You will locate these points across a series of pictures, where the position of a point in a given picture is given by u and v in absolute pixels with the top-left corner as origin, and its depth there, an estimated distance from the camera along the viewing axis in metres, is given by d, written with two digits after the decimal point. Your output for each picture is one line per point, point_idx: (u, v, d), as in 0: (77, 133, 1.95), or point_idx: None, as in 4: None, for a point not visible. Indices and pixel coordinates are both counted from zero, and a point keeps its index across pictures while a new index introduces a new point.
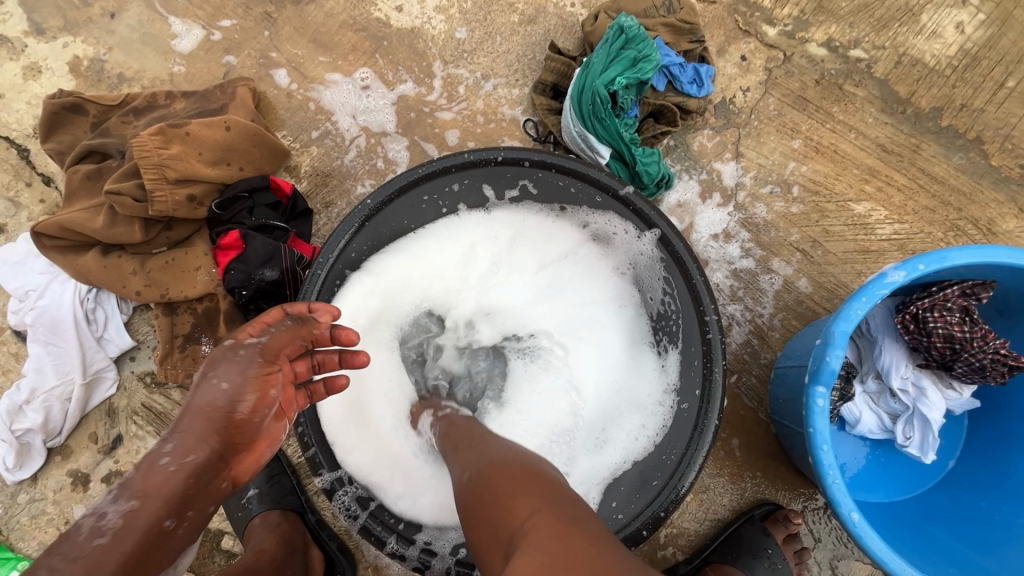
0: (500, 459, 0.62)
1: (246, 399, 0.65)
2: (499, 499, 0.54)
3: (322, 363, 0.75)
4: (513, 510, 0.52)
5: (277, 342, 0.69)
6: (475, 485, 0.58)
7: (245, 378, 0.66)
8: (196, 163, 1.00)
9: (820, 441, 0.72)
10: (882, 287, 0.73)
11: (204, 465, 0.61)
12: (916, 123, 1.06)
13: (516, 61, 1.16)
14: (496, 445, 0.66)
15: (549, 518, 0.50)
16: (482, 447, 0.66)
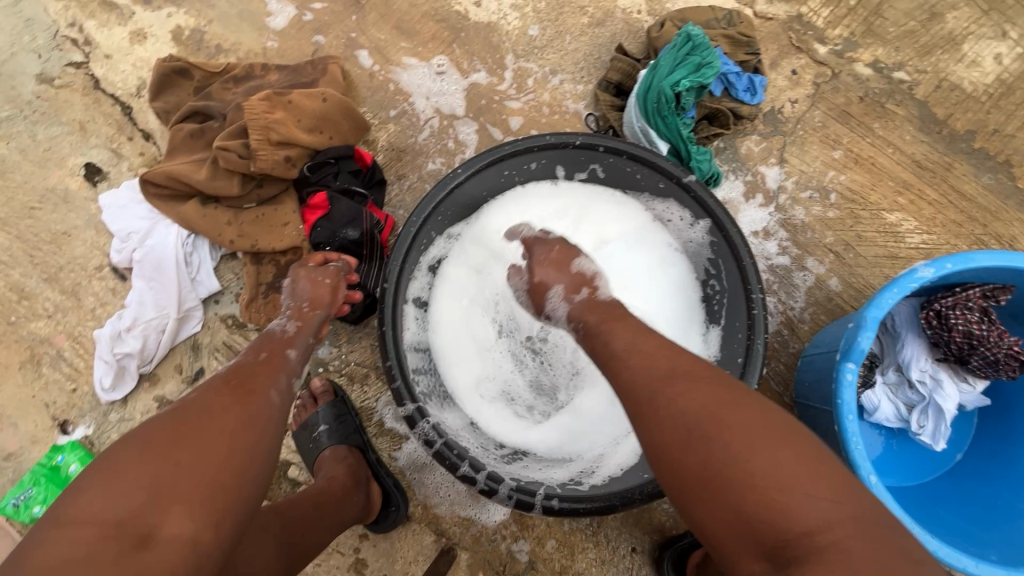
0: (719, 403, 0.57)
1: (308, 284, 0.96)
2: (751, 474, 0.52)
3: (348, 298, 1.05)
4: (787, 501, 0.50)
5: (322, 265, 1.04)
6: (707, 449, 0.54)
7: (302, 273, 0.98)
8: (295, 128, 1.12)
9: (846, 411, 0.81)
10: (913, 280, 0.82)
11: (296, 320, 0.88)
12: (950, 143, 1.15)
13: (583, 60, 1.27)
14: (694, 377, 0.60)
15: (848, 530, 0.48)
16: (692, 381, 0.60)
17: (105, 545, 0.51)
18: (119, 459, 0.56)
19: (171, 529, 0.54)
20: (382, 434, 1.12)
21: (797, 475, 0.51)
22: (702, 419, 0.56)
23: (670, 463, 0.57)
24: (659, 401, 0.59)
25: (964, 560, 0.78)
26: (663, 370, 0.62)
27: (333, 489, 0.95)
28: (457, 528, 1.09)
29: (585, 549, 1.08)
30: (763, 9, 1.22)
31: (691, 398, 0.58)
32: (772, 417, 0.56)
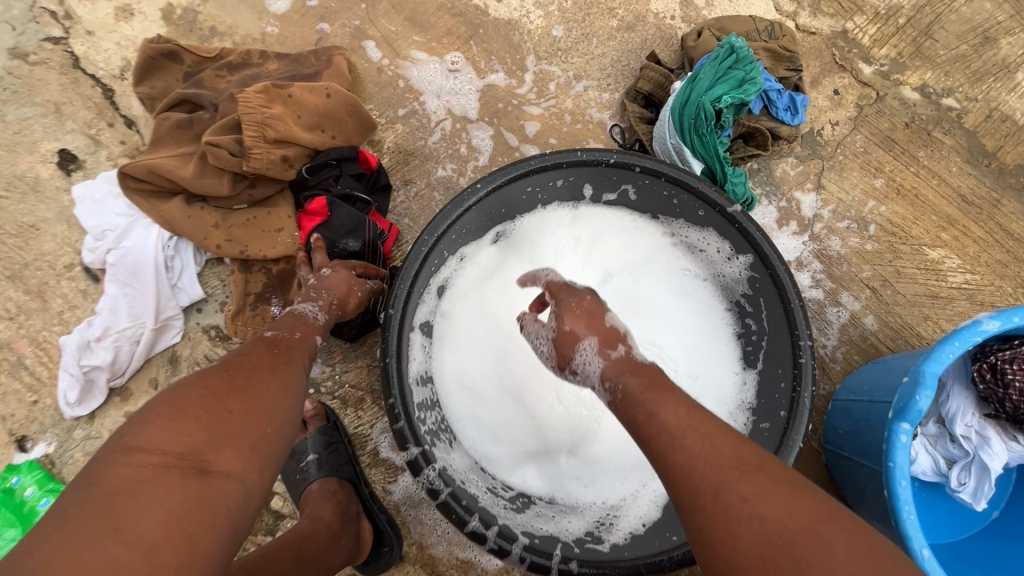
0: (812, 519, 0.48)
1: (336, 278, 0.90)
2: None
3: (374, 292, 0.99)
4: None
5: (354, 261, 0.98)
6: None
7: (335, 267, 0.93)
8: (294, 125, 1.02)
9: (898, 476, 0.73)
10: (976, 334, 0.75)
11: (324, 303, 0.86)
12: (999, 178, 1.08)
13: (610, 66, 1.17)
14: (773, 479, 0.52)
15: None
16: (781, 490, 0.50)
17: (167, 471, 0.51)
18: (174, 397, 0.56)
19: (226, 469, 0.54)
20: (376, 464, 1.03)
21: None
22: (798, 539, 0.46)
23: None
24: (739, 507, 0.50)
25: None
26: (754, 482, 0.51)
27: (317, 531, 0.85)
28: (455, 571, 1.00)
29: None
30: (806, 22, 1.13)
31: (781, 518, 0.48)
32: (885, 549, 0.47)
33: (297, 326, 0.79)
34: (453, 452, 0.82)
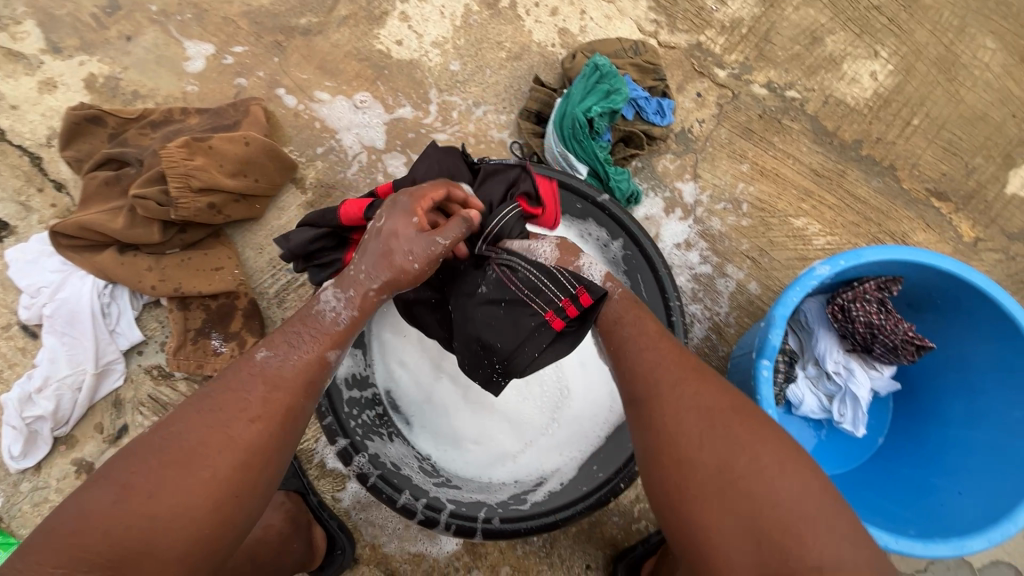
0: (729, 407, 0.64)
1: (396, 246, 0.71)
2: (772, 485, 0.57)
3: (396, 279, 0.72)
4: (794, 510, 0.55)
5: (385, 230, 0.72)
6: (732, 454, 0.59)
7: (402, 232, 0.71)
8: (218, 173, 1.10)
9: (766, 406, 0.86)
10: (812, 278, 0.89)
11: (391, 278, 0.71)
12: (841, 152, 1.26)
13: (504, 92, 1.32)
14: (716, 383, 0.67)
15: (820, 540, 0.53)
16: (714, 391, 0.66)
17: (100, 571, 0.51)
18: (106, 490, 0.54)
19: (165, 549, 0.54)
20: (324, 475, 1.09)
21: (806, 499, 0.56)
22: (725, 422, 0.62)
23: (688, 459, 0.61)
24: (682, 399, 0.65)
25: (885, 537, 0.82)
26: (696, 388, 0.66)
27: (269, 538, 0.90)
28: (408, 565, 1.06)
29: (540, 572, 1.07)
30: (666, 39, 1.31)
31: (714, 411, 0.63)
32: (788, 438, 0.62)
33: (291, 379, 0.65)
34: (391, 443, 0.90)
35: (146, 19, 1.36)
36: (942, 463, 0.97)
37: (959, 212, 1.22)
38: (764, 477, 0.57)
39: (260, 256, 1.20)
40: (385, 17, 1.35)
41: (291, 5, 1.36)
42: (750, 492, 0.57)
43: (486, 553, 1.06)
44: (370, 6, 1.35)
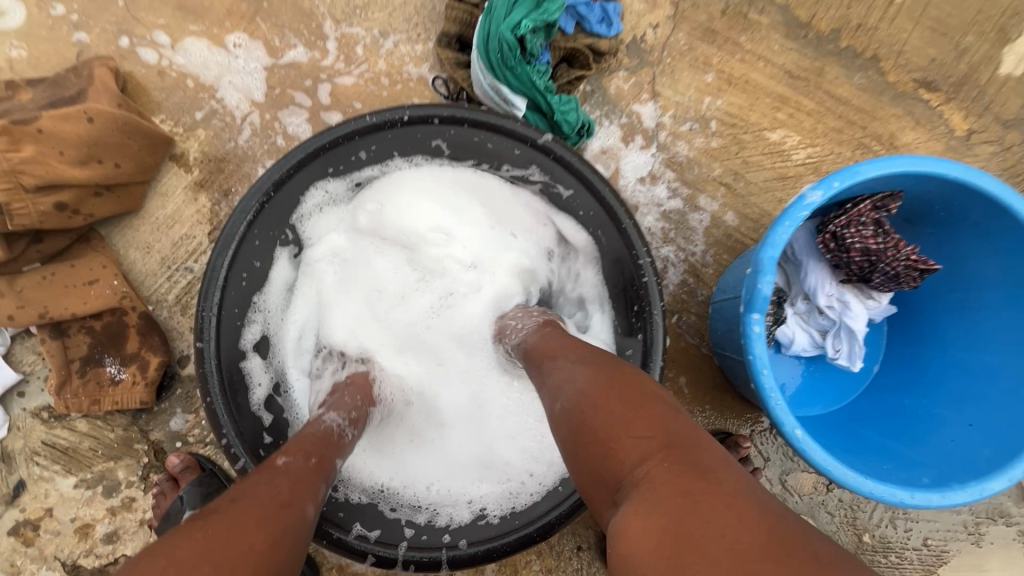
0: (585, 361, 0.62)
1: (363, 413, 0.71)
2: (611, 419, 0.54)
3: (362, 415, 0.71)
4: (628, 440, 0.52)
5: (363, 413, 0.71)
6: (580, 409, 0.56)
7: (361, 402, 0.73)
8: (59, 164, 0.87)
9: (760, 367, 0.74)
10: (803, 209, 0.75)
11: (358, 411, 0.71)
12: (818, 46, 1.08)
13: (416, 14, 1.06)
14: (580, 356, 0.63)
15: (660, 462, 0.49)
16: (574, 354, 0.63)
17: None
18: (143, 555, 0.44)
19: None
20: None
21: (649, 427, 0.52)
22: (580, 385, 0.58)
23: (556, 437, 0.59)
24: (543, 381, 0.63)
25: (901, 493, 0.73)
26: (556, 355, 0.65)
27: None
28: None
29: (529, 562, 0.97)
30: None
31: (568, 377, 0.61)
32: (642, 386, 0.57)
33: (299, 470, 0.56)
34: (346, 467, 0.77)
35: None
36: (951, 392, 0.88)
37: (950, 102, 1.08)
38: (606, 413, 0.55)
39: (148, 257, 0.99)
40: None
41: None
42: (586, 434, 0.54)
43: None
44: None
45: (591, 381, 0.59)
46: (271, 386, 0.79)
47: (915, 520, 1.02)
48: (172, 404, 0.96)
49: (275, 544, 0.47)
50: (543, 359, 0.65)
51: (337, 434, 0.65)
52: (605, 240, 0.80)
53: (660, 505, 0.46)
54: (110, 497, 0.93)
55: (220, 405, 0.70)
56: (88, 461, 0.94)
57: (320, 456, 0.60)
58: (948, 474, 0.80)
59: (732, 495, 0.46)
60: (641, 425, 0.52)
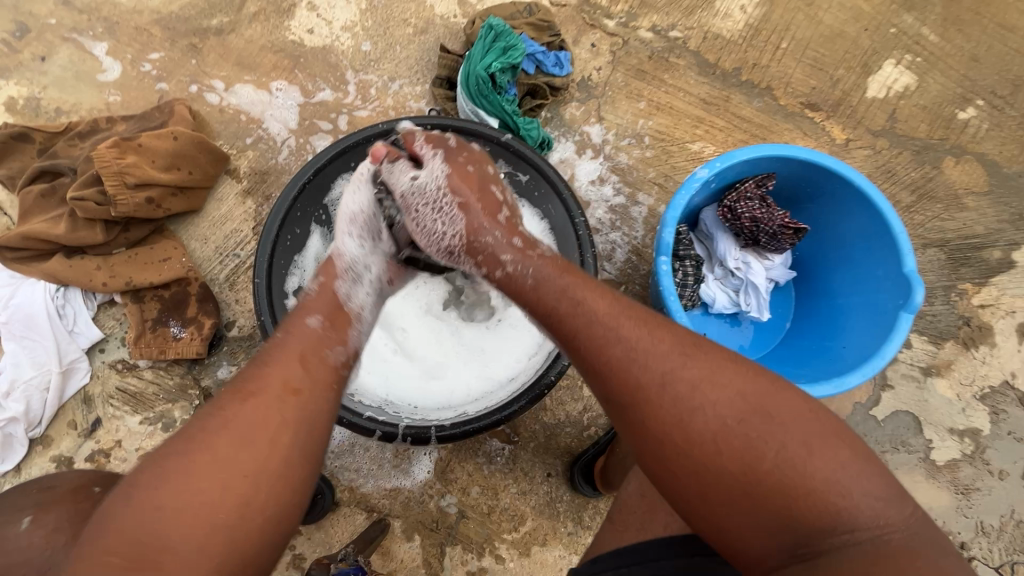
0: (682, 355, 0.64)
1: (326, 310, 0.77)
2: (811, 472, 0.55)
3: (331, 316, 0.77)
4: (838, 493, 0.54)
5: (330, 307, 0.78)
6: (759, 458, 0.57)
7: (327, 299, 0.79)
8: (151, 169, 1.17)
9: (667, 295, 1.01)
10: (695, 182, 1.03)
11: (324, 317, 0.76)
12: (724, 80, 1.40)
13: (416, 64, 1.40)
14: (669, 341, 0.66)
15: (813, 470, 0.55)
16: (726, 375, 0.62)
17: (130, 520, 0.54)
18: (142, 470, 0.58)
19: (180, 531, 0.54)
20: None
21: (850, 475, 0.55)
22: (692, 383, 0.62)
23: (710, 478, 0.59)
24: (700, 413, 0.60)
25: None
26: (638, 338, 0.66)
27: None
28: (386, 499, 1.14)
29: (507, 486, 1.16)
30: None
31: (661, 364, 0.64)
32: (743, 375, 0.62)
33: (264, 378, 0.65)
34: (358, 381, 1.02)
35: (58, 38, 1.40)
36: (837, 329, 1.12)
37: (830, 119, 1.39)
38: (811, 474, 0.55)
39: (206, 245, 1.26)
40: (294, 9, 1.41)
41: (200, 7, 1.41)
42: (712, 440, 0.59)
43: (456, 476, 1.16)
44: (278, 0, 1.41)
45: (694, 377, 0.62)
46: None
47: None
48: (219, 358, 1.20)
49: (242, 456, 0.59)
50: (694, 376, 0.62)
51: (311, 329, 0.74)
52: (553, 211, 1.08)
53: (880, 556, 0.51)
54: (167, 432, 1.15)
55: (269, 325, 0.95)
56: (151, 403, 1.17)
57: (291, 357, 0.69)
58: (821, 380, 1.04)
59: (877, 498, 0.54)
60: (776, 433, 0.57)
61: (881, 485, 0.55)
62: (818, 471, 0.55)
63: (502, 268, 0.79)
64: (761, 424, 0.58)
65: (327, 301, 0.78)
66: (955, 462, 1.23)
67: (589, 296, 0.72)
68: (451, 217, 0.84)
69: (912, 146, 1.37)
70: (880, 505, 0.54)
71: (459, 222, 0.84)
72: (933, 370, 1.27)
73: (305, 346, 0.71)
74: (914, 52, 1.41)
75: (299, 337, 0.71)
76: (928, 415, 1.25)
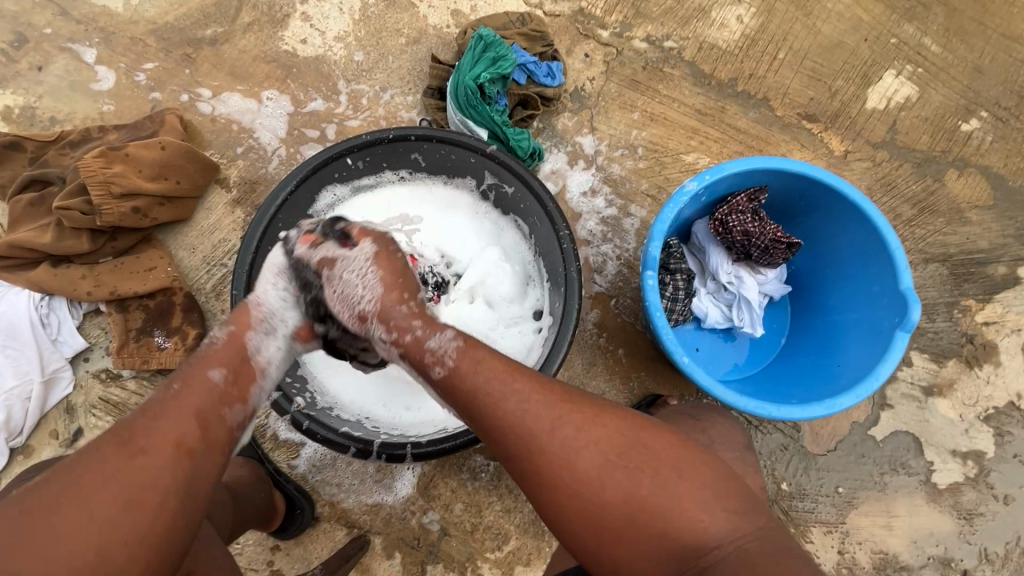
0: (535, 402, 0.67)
1: (226, 363, 0.70)
2: (676, 498, 0.60)
3: (234, 373, 0.69)
4: (700, 517, 0.59)
5: (230, 363, 0.70)
6: (633, 495, 0.61)
7: (230, 348, 0.71)
8: (137, 178, 1.17)
9: (654, 311, 0.98)
10: (683, 195, 1.01)
11: (224, 376, 0.68)
12: (719, 91, 1.38)
13: (408, 74, 1.39)
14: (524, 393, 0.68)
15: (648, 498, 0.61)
16: (602, 420, 0.65)
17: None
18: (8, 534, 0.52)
19: None
20: (277, 446, 1.13)
21: (704, 499, 0.61)
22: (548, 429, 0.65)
23: (593, 518, 0.62)
24: (578, 456, 0.63)
25: (768, 408, 0.94)
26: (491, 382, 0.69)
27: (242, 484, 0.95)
28: (367, 516, 1.12)
29: (491, 503, 1.14)
30: (551, 8, 1.41)
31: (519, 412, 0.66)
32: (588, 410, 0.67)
33: (145, 446, 0.59)
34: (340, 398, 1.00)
35: (55, 48, 1.41)
36: (834, 347, 1.08)
37: (828, 130, 1.36)
38: (676, 509, 0.60)
39: (193, 255, 1.26)
40: (287, 19, 1.41)
41: (195, 18, 1.42)
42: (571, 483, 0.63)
43: (439, 493, 1.13)
44: (272, 10, 1.42)
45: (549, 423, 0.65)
46: None
47: (826, 470, 1.18)
48: None
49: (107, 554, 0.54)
50: (571, 424, 0.65)
51: (208, 386, 0.66)
52: (539, 222, 1.05)
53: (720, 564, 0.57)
54: None
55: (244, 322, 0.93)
56: None
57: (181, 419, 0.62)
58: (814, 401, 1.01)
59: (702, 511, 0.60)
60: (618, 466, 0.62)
61: (736, 500, 0.62)
62: (676, 501, 0.61)
63: (411, 333, 0.75)
64: (630, 460, 0.62)
65: (227, 354, 0.71)
66: (958, 486, 1.18)
67: (482, 361, 0.71)
68: (365, 271, 0.77)
69: (913, 159, 1.34)
70: (735, 519, 0.60)
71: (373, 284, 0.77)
72: (935, 389, 1.23)
73: (191, 404, 0.64)
74: (915, 63, 1.38)
75: (187, 396, 0.64)
76: (929, 436, 1.20)
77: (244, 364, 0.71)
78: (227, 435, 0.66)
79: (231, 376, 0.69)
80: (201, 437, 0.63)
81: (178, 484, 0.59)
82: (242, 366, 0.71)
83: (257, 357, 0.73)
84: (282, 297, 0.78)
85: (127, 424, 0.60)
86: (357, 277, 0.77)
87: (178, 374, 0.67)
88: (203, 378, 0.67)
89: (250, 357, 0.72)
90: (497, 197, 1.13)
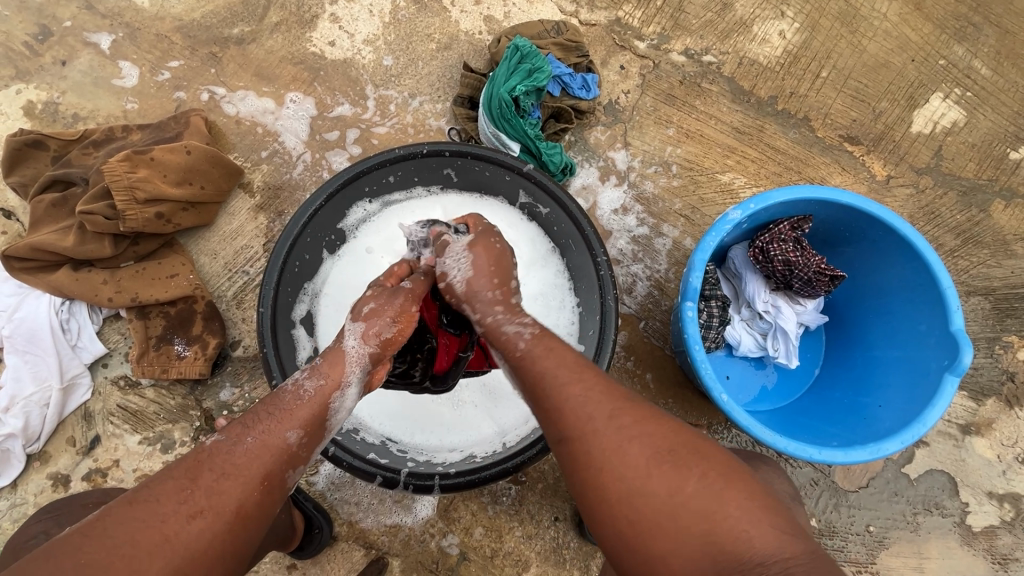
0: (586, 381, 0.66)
1: (304, 425, 0.66)
2: (726, 502, 0.56)
3: (309, 436, 0.66)
4: (744, 525, 0.55)
5: (307, 425, 0.66)
6: (675, 484, 0.58)
7: (310, 406, 0.67)
8: (162, 183, 1.15)
9: (692, 342, 0.94)
10: (726, 223, 0.97)
11: (297, 442, 0.65)
12: (759, 108, 1.34)
13: (437, 81, 1.36)
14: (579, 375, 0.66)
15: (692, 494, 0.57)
16: (657, 418, 0.63)
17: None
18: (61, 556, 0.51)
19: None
20: None
21: (753, 509, 0.56)
22: (604, 409, 0.63)
23: (634, 514, 0.58)
24: (627, 443, 0.60)
25: (810, 450, 0.91)
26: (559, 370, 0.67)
27: None
28: (385, 536, 1.10)
29: (511, 528, 1.11)
30: (587, 17, 1.37)
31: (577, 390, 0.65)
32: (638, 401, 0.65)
33: (212, 507, 0.57)
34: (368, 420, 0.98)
35: (79, 43, 1.38)
36: (871, 383, 1.05)
37: (870, 153, 1.31)
38: (723, 505, 0.56)
39: (215, 261, 1.23)
40: (316, 20, 1.38)
41: (222, 16, 1.39)
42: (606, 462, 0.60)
43: (459, 516, 1.11)
44: (301, 11, 1.38)
45: (606, 404, 0.63)
46: (310, 350, 1.00)
47: (858, 507, 1.15)
48: (222, 379, 1.17)
49: None
50: (626, 415, 0.62)
51: (285, 450, 0.63)
52: (575, 247, 1.01)
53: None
54: (166, 453, 1.13)
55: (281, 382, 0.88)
56: (151, 422, 1.14)
57: (249, 492, 0.59)
58: (853, 442, 0.98)
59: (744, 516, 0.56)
60: (661, 454, 0.59)
61: (789, 522, 0.57)
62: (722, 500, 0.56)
63: (491, 314, 0.75)
64: (678, 454, 0.60)
65: (305, 413, 0.67)
66: (993, 529, 1.15)
67: (555, 348, 0.69)
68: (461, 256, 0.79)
69: (958, 187, 1.29)
70: (787, 539, 0.55)
71: (465, 266, 0.78)
72: (973, 428, 1.19)
73: (263, 466, 0.61)
74: (964, 86, 1.32)
75: (264, 461, 0.61)
76: (964, 476, 1.16)
77: (319, 429, 0.67)
78: (280, 500, 0.64)
79: (304, 442, 0.65)
80: (263, 510, 0.61)
81: (226, 554, 0.57)
82: (317, 434, 0.67)
83: (331, 418, 0.69)
84: (354, 384, 0.72)
85: (196, 472, 0.58)
86: (456, 261, 0.79)
87: (258, 426, 0.63)
88: (277, 440, 0.63)
89: (324, 420, 0.68)
90: (530, 217, 1.09)
